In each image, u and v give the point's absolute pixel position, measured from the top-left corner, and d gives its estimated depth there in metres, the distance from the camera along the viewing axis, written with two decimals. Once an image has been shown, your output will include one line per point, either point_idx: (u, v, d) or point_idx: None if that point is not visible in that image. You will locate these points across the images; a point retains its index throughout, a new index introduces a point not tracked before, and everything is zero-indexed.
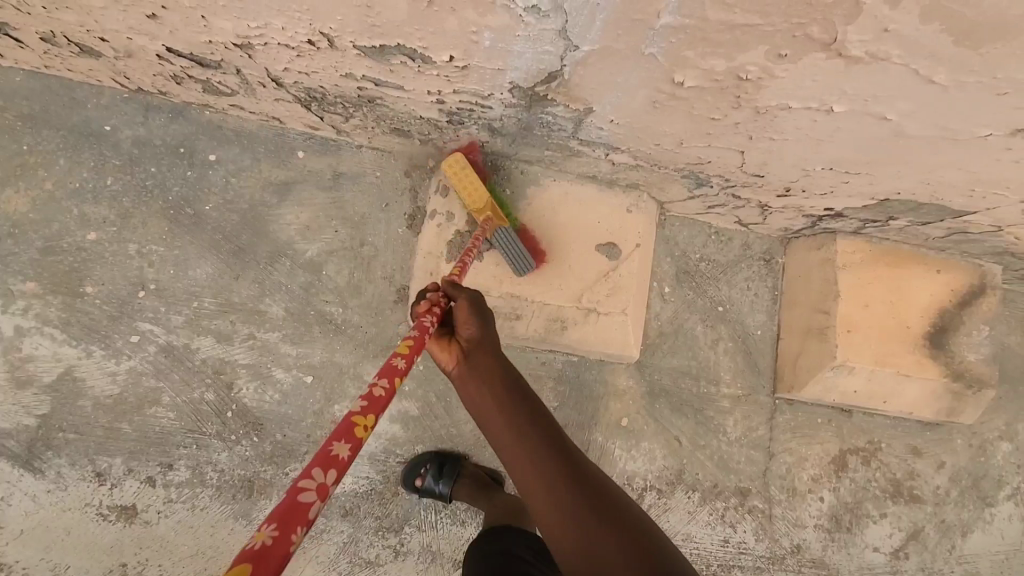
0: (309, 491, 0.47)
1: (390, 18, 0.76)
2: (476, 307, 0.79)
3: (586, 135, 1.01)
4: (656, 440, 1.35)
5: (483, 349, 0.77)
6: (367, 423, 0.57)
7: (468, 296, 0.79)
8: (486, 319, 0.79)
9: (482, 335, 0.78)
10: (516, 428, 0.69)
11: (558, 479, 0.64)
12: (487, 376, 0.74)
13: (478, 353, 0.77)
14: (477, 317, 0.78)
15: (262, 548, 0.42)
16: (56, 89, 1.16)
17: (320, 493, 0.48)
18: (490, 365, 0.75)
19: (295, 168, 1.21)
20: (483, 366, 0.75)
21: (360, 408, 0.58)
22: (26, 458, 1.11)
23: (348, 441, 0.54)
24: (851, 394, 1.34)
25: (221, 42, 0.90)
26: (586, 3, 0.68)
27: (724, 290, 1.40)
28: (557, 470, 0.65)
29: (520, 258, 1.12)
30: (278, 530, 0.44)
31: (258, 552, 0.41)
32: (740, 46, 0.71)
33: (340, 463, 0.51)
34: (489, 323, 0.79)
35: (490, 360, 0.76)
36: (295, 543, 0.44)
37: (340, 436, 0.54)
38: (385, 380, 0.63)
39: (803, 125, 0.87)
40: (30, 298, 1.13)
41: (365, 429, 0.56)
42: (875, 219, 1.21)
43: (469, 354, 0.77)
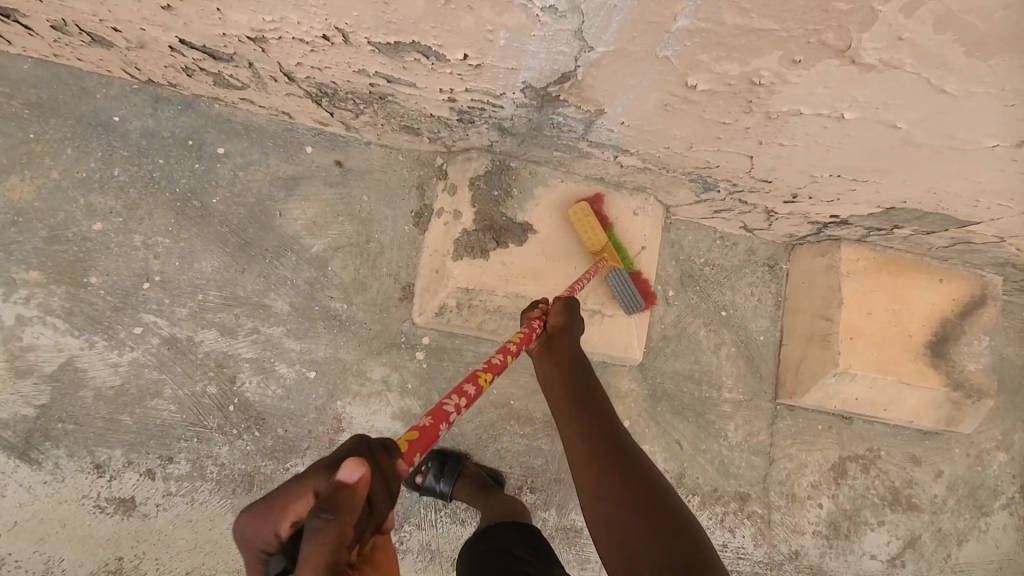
0: (450, 405, 0.65)
1: (406, 15, 0.76)
2: (567, 309, 0.95)
3: (596, 136, 1.01)
4: (657, 443, 1.36)
5: (564, 339, 0.92)
6: (488, 377, 0.75)
7: (562, 302, 0.96)
8: (575, 318, 0.95)
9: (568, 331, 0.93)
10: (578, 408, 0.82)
11: (604, 448, 0.76)
12: (564, 360, 0.90)
13: (559, 343, 0.92)
14: (566, 313, 0.94)
15: (425, 426, 0.59)
16: (65, 79, 1.15)
17: (456, 409, 0.66)
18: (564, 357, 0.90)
19: (303, 163, 1.21)
20: (561, 354, 0.90)
21: (483, 367, 0.76)
22: (24, 448, 1.10)
23: (476, 385, 0.71)
24: (851, 400, 1.34)
25: (235, 36, 0.90)
26: (603, 4, 0.68)
27: (727, 294, 1.40)
28: (605, 442, 0.77)
29: (634, 298, 1.15)
30: (433, 419, 0.61)
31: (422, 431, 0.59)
32: (755, 51, 0.71)
33: (471, 397, 0.69)
34: (575, 320, 0.95)
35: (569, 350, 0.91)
36: (442, 432, 0.61)
37: (470, 380, 0.72)
38: (501, 353, 0.80)
39: (813, 132, 0.87)
40: (33, 287, 1.13)
41: (486, 381, 0.74)
42: (880, 227, 1.21)
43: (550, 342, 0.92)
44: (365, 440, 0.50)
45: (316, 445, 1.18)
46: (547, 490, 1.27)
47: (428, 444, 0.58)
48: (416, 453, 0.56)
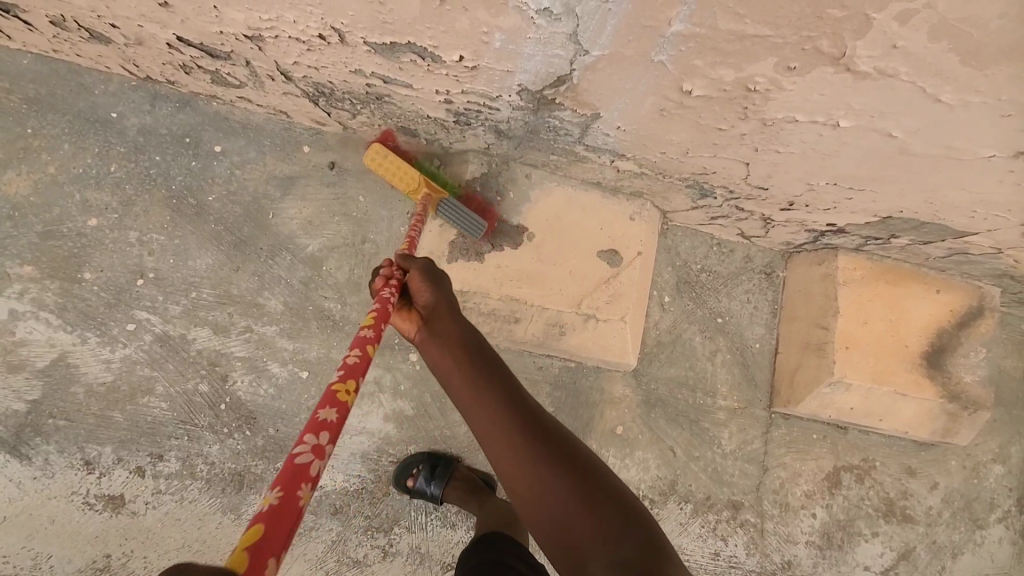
0: (305, 455, 0.51)
1: (402, 15, 0.76)
2: (430, 274, 0.81)
3: (593, 140, 1.01)
4: (651, 450, 1.35)
5: (444, 314, 0.79)
6: (348, 388, 0.61)
7: (421, 264, 0.81)
8: (443, 283, 0.81)
9: (440, 299, 0.80)
10: (478, 395, 0.70)
11: (519, 433, 0.67)
12: (448, 338, 0.76)
13: (439, 316, 0.79)
14: (431, 282, 0.80)
15: (273, 509, 0.46)
16: (64, 74, 1.16)
17: (315, 454, 0.52)
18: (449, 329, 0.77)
19: (300, 163, 1.21)
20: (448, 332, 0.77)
21: (339, 377, 0.62)
22: (13, 444, 1.10)
23: (336, 409, 0.57)
24: (847, 410, 1.34)
25: (232, 34, 0.90)
26: (599, 8, 0.68)
27: (723, 301, 1.40)
28: (515, 424, 0.68)
29: (472, 220, 1.09)
30: (284, 491, 0.48)
31: (270, 516, 0.45)
32: (750, 57, 0.71)
33: (330, 426, 0.55)
34: (444, 285, 0.81)
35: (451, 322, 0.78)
36: (303, 499, 0.49)
37: (327, 402, 0.58)
38: (357, 349, 0.66)
39: (809, 139, 0.87)
40: (27, 282, 1.12)
41: (348, 394, 0.60)
42: (877, 237, 1.21)
43: (431, 319, 0.79)
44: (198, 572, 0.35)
45: None
46: None
47: (286, 530, 0.45)
48: (271, 557, 0.43)
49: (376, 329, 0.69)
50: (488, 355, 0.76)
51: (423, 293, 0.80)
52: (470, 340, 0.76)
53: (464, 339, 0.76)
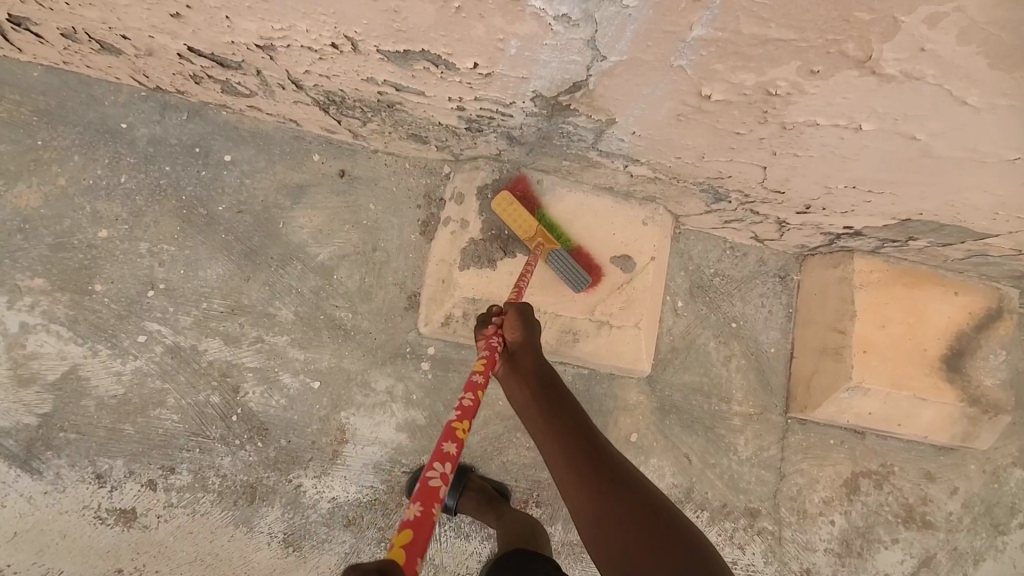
0: (435, 479, 0.63)
1: (416, 23, 0.75)
2: (524, 317, 0.92)
3: (606, 146, 0.99)
4: (666, 457, 1.33)
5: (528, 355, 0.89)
6: (465, 426, 0.72)
7: (517, 306, 0.93)
8: (534, 327, 0.92)
9: (528, 340, 0.91)
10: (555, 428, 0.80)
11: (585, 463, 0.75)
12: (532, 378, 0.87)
13: (523, 354, 0.90)
14: (523, 324, 0.91)
15: (416, 518, 0.58)
16: (74, 86, 1.15)
17: (442, 481, 0.64)
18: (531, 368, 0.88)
19: (310, 171, 1.20)
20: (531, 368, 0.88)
21: (456, 416, 0.73)
22: (24, 458, 1.09)
23: (455, 442, 0.69)
24: (865, 415, 1.32)
25: (244, 44, 0.89)
26: (618, 13, 0.67)
27: (737, 306, 1.38)
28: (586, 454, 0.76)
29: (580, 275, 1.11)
30: (423, 505, 0.59)
31: (414, 523, 0.57)
32: (772, 61, 0.70)
33: (452, 457, 0.67)
34: (535, 330, 0.92)
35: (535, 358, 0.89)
36: (437, 514, 0.60)
37: (446, 438, 0.70)
38: (470, 392, 0.78)
39: (829, 142, 0.85)
40: (37, 294, 1.12)
41: (464, 431, 0.72)
42: (894, 239, 1.19)
43: (515, 355, 0.90)
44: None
45: (319, 457, 1.16)
46: (553, 504, 1.24)
47: (426, 538, 0.57)
48: (417, 556, 0.55)
49: (484, 376, 0.81)
50: (562, 393, 0.85)
51: (514, 331, 0.91)
52: (551, 379, 0.87)
53: (543, 379, 0.87)
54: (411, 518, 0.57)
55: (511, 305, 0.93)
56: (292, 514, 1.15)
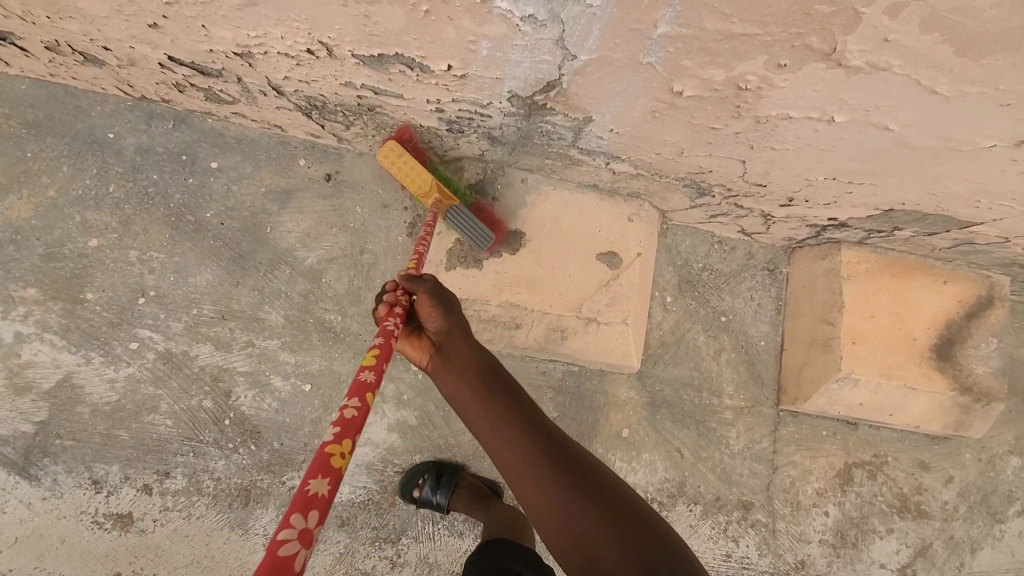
0: (288, 542, 0.45)
1: (387, 28, 0.76)
2: (439, 299, 0.80)
3: (586, 143, 1.00)
4: (658, 452, 1.34)
5: (455, 343, 0.80)
6: (343, 449, 0.56)
7: (428, 288, 0.80)
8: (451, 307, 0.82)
9: (450, 326, 0.81)
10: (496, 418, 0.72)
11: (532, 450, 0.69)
12: (464, 368, 0.77)
13: (450, 342, 0.80)
14: (440, 306, 0.80)
15: None
16: (61, 98, 1.17)
17: (303, 538, 0.46)
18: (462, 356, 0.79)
19: (297, 176, 1.21)
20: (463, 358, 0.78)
21: (333, 437, 0.56)
22: (21, 465, 1.11)
23: (327, 479, 0.52)
24: (856, 406, 1.32)
25: (222, 51, 0.90)
26: (583, 12, 0.66)
27: (727, 300, 1.39)
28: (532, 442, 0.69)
29: (481, 233, 1.08)
30: None
31: None
32: (739, 56, 0.70)
33: (321, 503, 0.50)
34: (453, 311, 0.82)
35: (461, 342, 0.80)
36: None
37: (314, 473, 0.52)
38: (356, 399, 0.62)
39: (804, 135, 0.86)
40: (31, 304, 1.13)
41: (342, 457, 0.55)
42: (879, 229, 1.20)
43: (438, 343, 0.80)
44: None
45: (311, 459, 1.17)
46: None
47: None
48: None
49: (376, 372, 0.68)
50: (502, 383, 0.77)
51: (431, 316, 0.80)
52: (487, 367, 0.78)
53: (478, 365, 0.78)
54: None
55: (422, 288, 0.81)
56: None
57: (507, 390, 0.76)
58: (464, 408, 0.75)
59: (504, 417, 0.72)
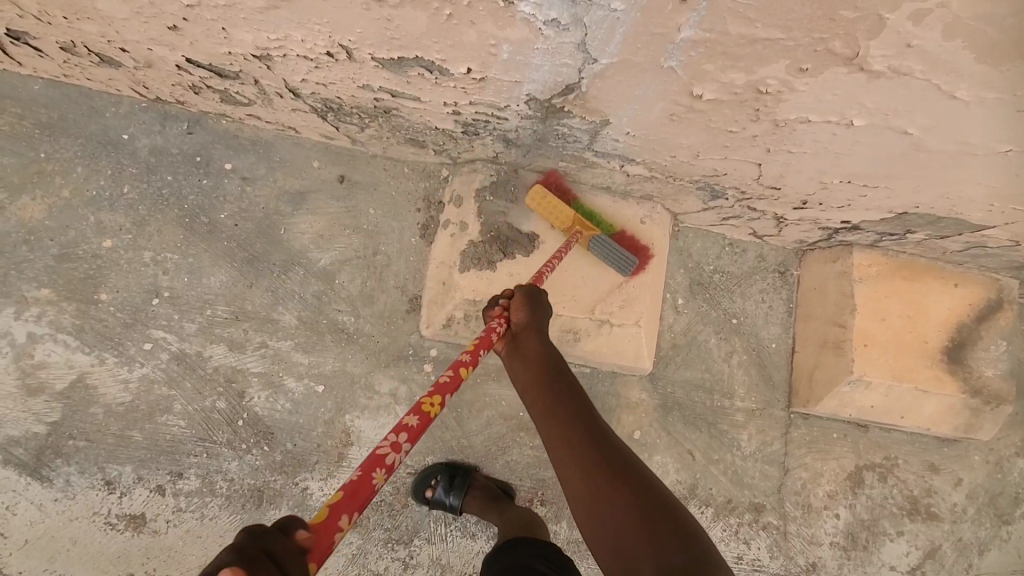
0: (385, 447, 0.62)
1: (408, 31, 0.76)
2: (529, 300, 0.91)
3: (602, 146, 1.00)
4: (669, 453, 1.34)
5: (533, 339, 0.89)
6: (433, 403, 0.70)
7: (524, 291, 0.92)
8: (540, 309, 0.92)
9: (534, 325, 0.90)
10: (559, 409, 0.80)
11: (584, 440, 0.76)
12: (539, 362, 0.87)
13: (529, 340, 0.89)
14: (529, 307, 0.91)
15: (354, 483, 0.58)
16: (75, 98, 1.17)
17: (394, 450, 0.63)
18: (536, 352, 0.88)
19: (310, 177, 1.22)
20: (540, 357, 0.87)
21: (428, 394, 0.71)
22: (34, 466, 1.11)
23: (418, 416, 0.68)
24: (867, 408, 1.32)
25: (241, 54, 0.90)
26: (606, 17, 0.66)
27: (738, 302, 1.39)
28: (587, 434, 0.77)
29: (625, 256, 1.14)
30: (363, 471, 0.59)
31: (350, 487, 0.57)
32: (761, 60, 0.70)
33: (409, 429, 0.66)
34: (539, 314, 0.91)
35: (540, 340, 0.89)
36: (378, 480, 0.60)
37: (413, 412, 0.68)
38: (451, 371, 0.76)
39: (822, 139, 0.86)
40: (44, 305, 1.13)
41: (432, 407, 0.70)
42: (892, 232, 1.20)
43: (519, 339, 0.90)
44: (248, 535, 0.49)
45: (325, 459, 1.18)
46: (557, 503, 1.25)
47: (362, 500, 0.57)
48: (344, 514, 0.55)
49: (473, 355, 0.80)
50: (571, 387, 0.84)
51: (518, 313, 0.90)
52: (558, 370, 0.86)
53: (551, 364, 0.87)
54: (347, 484, 0.57)
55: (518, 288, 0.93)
56: (299, 516, 1.17)
57: (575, 391, 0.83)
58: (537, 406, 0.83)
59: (572, 415, 0.79)
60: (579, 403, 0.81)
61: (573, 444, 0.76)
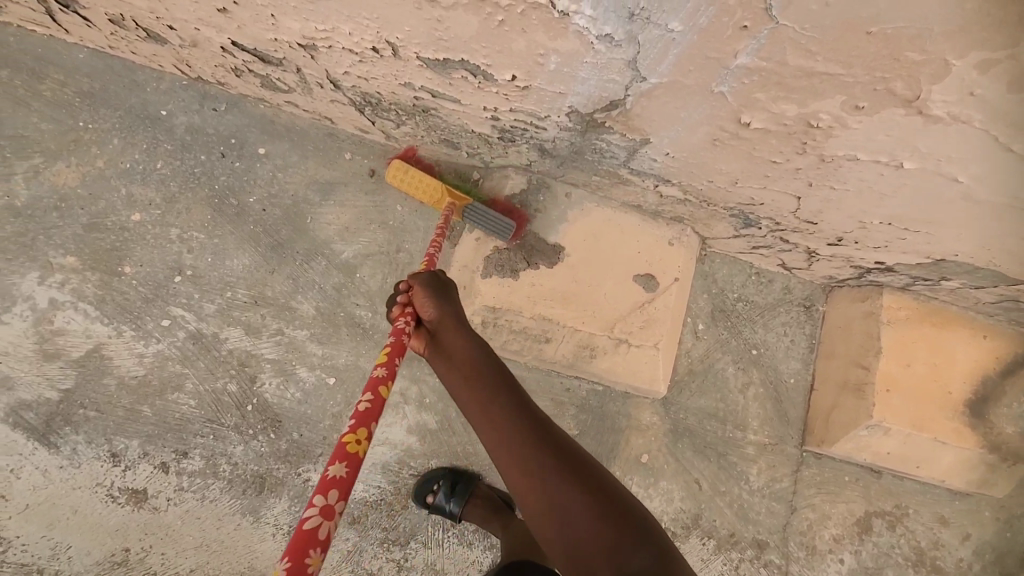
0: (312, 516, 0.54)
1: (457, 33, 0.75)
2: (436, 289, 0.86)
3: (638, 164, 0.99)
4: (676, 480, 1.32)
5: (452, 331, 0.82)
6: (358, 438, 0.63)
7: (424, 281, 0.86)
8: (449, 299, 0.86)
9: (447, 314, 0.84)
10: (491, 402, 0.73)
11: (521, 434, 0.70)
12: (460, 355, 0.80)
13: (449, 334, 0.82)
14: (436, 298, 0.85)
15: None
16: (118, 71, 1.17)
17: (324, 515, 0.55)
18: (456, 342, 0.81)
19: (341, 169, 1.21)
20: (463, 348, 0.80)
21: (349, 429, 0.64)
22: (42, 432, 1.11)
23: (345, 464, 0.60)
24: (882, 454, 1.29)
25: (286, 41, 0.90)
26: (662, 36, 0.65)
27: (759, 333, 1.36)
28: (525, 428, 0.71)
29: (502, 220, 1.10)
30: (293, 559, 0.51)
31: None
32: (816, 93, 0.67)
33: (339, 484, 0.58)
34: (450, 303, 0.85)
35: (457, 329, 0.82)
36: (313, 561, 0.52)
37: (336, 459, 0.61)
38: (370, 393, 0.70)
39: (868, 178, 0.83)
40: (68, 272, 1.14)
41: (357, 445, 0.63)
42: (926, 277, 1.17)
43: (437, 335, 0.83)
44: None
45: (329, 453, 1.17)
46: None
47: None
48: None
49: (388, 368, 0.74)
50: (502, 375, 0.77)
51: (427, 309, 0.84)
52: (488, 360, 0.78)
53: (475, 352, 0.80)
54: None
55: (418, 279, 0.87)
56: (299, 507, 1.16)
57: (507, 385, 0.76)
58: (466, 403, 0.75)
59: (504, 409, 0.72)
60: (513, 396, 0.74)
61: (513, 446, 0.69)
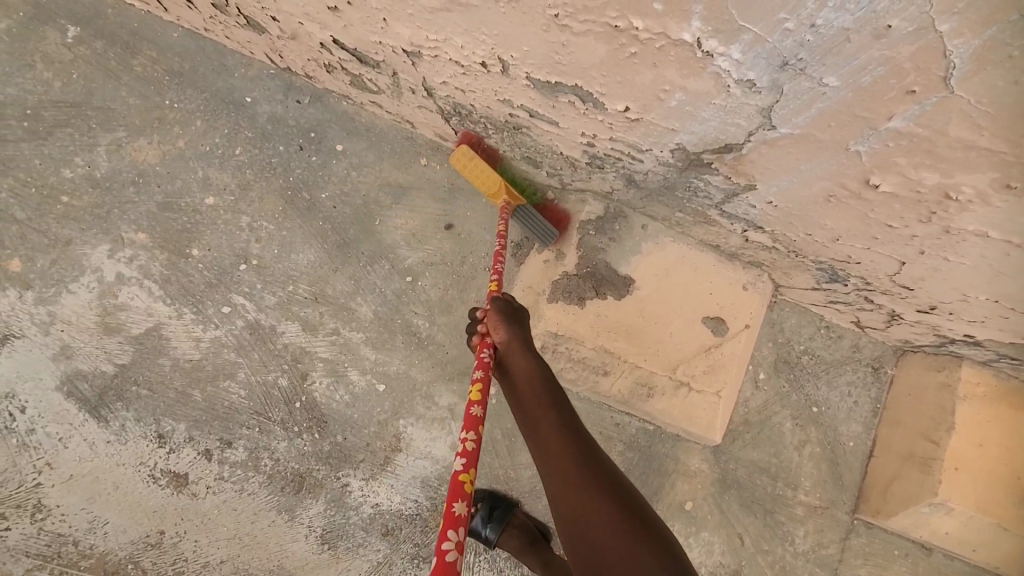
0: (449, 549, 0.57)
1: (579, 59, 0.72)
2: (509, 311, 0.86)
3: (732, 208, 0.94)
4: (718, 532, 1.27)
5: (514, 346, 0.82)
6: (471, 478, 0.65)
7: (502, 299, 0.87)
8: (519, 323, 0.85)
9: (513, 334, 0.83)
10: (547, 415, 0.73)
11: (571, 446, 0.69)
12: (519, 371, 0.79)
13: (513, 354, 0.81)
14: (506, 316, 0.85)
15: None
16: (209, 53, 1.17)
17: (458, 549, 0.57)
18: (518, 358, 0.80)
19: (416, 174, 1.19)
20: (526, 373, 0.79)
21: (462, 467, 0.66)
22: (94, 404, 1.11)
23: (464, 502, 0.62)
24: (940, 534, 1.21)
25: (391, 46, 0.88)
26: (810, 89, 0.63)
27: (822, 390, 1.30)
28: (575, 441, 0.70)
29: (547, 228, 1.09)
30: None
31: None
32: (967, 166, 0.63)
33: (464, 520, 0.60)
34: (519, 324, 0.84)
35: (523, 350, 0.81)
36: None
37: (454, 496, 0.63)
38: (471, 431, 0.70)
39: (990, 255, 0.77)
40: (138, 249, 1.13)
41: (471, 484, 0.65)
42: (1015, 357, 1.09)
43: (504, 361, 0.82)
44: None
45: (370, 460, 1.15)
46: None
47: None
48: None
49: (482, 406, 0.73)
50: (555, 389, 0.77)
51: (498, 332, 0.83)
52: (541, 367, 0.79)
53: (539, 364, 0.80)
54: None
55: (493, 305, 0.85)
56: (334, 511, 1.14)
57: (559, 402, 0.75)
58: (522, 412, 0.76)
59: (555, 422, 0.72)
60: (564, 413, 0.74)
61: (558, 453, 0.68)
